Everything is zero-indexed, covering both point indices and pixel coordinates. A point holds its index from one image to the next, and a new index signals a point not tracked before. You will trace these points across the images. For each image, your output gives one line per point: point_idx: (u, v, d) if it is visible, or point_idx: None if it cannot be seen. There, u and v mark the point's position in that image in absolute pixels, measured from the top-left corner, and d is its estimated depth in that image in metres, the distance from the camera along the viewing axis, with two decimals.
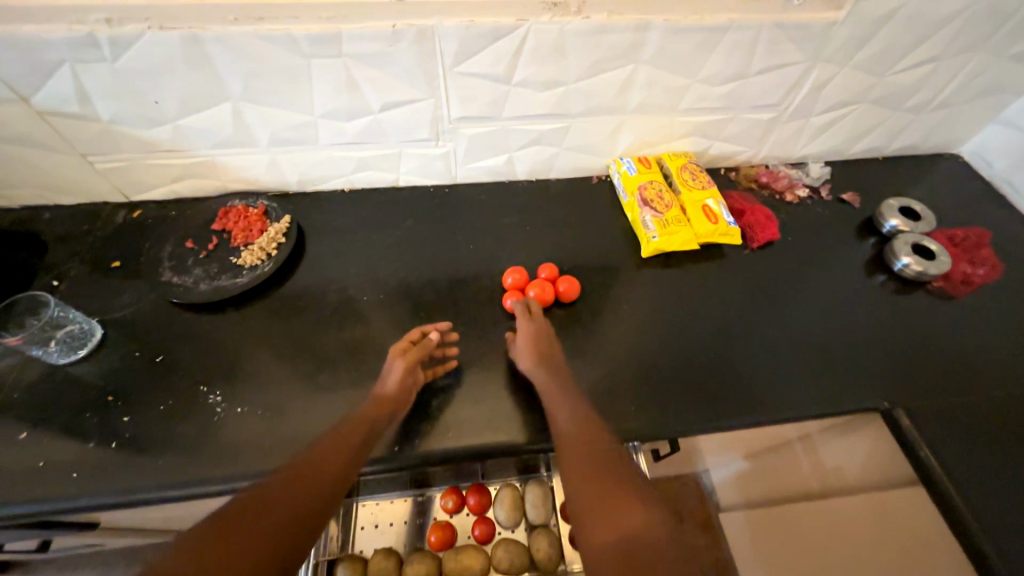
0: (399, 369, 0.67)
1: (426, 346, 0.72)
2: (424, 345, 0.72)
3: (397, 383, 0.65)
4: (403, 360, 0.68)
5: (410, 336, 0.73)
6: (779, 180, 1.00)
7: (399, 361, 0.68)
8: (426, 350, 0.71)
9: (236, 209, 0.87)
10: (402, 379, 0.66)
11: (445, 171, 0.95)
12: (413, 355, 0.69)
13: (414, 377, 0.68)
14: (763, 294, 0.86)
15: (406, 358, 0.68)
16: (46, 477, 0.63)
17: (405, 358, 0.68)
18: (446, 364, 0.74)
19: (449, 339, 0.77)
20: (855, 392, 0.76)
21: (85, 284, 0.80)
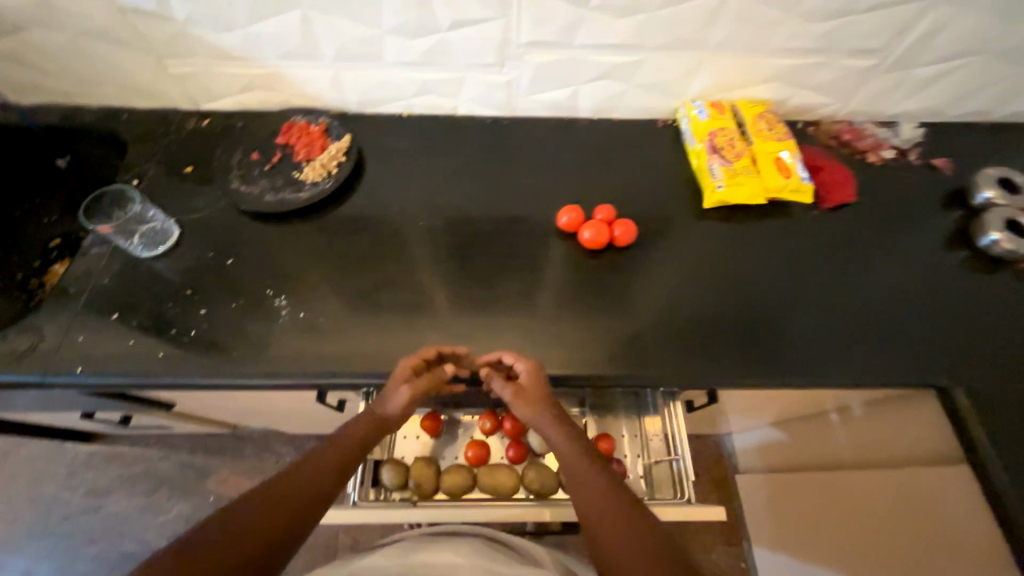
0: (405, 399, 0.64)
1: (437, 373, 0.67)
2: (438, 376, 0.66)
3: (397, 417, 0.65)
4: (407, 401, 0.64)
5: (424, 358, 0.66)
6: (863, 138, 0.93)
7: (405, 388, 0.64)
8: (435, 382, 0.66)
9: (298, 126, 0.88)
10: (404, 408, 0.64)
11: (505, 102, 0.92)
12: (422, 383, 0.65)
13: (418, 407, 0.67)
14: (828, 258, 0.82)
15: (413, 387, 0.64)
16: (136, 355, 0.70)
17: (412, 386, 0.64)
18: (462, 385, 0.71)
19: (465, 361, 0.69)
20: (912, 366, 0.73)
21: (160, 186, 0.84)
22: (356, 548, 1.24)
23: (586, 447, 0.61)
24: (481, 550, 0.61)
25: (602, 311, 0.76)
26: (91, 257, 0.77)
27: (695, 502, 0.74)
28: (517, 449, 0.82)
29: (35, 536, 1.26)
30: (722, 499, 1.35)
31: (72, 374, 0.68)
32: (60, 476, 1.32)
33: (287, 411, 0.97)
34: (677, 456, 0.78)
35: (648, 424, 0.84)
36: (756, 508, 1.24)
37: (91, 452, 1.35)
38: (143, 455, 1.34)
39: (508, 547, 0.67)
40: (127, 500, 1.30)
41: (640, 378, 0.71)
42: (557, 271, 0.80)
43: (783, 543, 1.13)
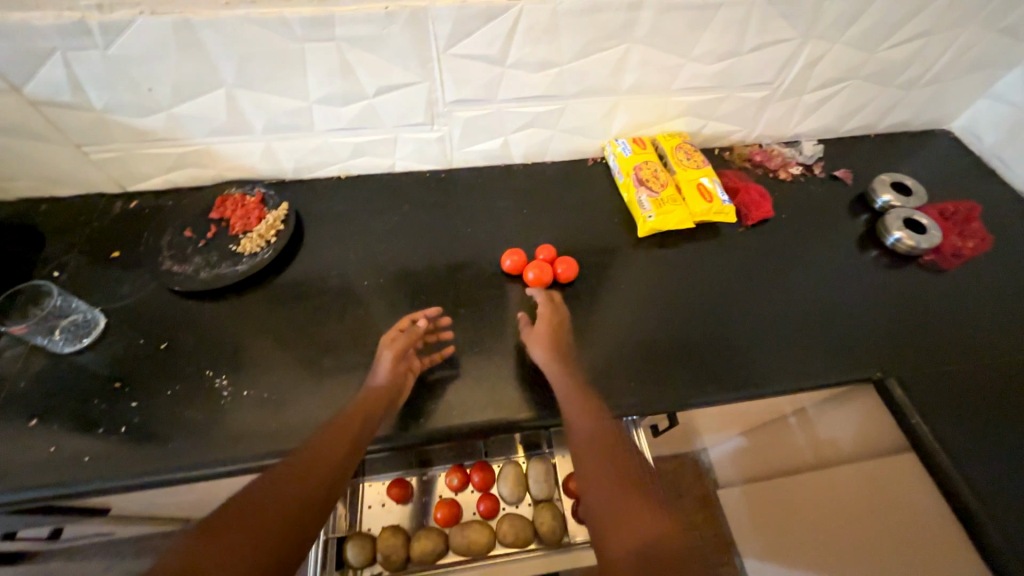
0: (388, 361, 0.69)
1: (413, 333, 0.74)
2: (413, 331, 0.74)
3: (389, 373, 0.68)
4: (391, 352, 0.70)
5: (399, 326, 0.75)
6: (773, 159, 1.01)
7: (386, 352, 0.70)
8: (412, 338, 0.73)
9: (233, 198, 0.88)
10: (390, 369, 0.68)
11: (441, 155, 0.95)
12: (400, 344, 0.72)
13: (405, 364, 0.70)
14: (758, 271, 0.87)
15: (393, 349, 0.71)
16: (59, 462, 0.64)
17: (392, 349, 0.71)
18: (444, 349, 0.76)
19: (438, 322, 0.79)
20: (849, 364, 0.77)
21: (85, 275, 0.80)
22: None
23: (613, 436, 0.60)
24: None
25: None
26: (5, 359, 0.71)
27: None
28: (488, 502, 0.79)
29: None
30: (708, 516, 1.34)
31: None
32: None
33: None
34: None
35: None
36: (741, 521, 1.24)
37: None
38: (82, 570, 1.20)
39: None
40: None
41: None
42: (507, 314, 0.81)
43: (770, 554, 1.13)
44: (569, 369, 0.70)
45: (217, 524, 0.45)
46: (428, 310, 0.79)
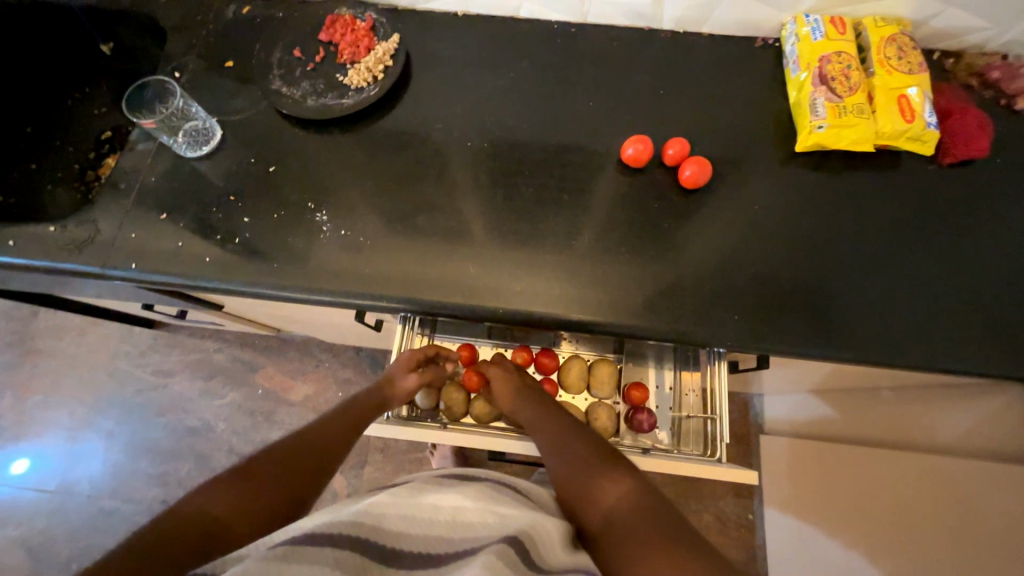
0: (413, 383, 0.73)
1: (436, 370, 0.76)
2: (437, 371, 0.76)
3: (410, 394, 0.73)
4: (419, 376, 0.73)
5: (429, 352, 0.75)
6: (1016, 79, 0.74)
7: (414, 375, 0.73)
8: (436, 375, 0.76)
9: (343, 20, 0.80)
10: (412, 391, 0.73)
11: (577, 3, 0.79)
12: (428, 373, 0.75)
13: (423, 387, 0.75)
14: (933, 224, 0.70)
15: (421, 375, 0.74)
16: (184, 257, 0.70)
17: (421, 376, 0.73)
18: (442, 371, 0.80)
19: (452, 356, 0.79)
20: (1006, 358, 0.65)
21: (202, 80, 0.80)
22: (385, 452, 1.35)
23: (546, 411, 0.71)
24: (487, 493, 0.61)
25: (657, 259, 0.70)
26: (138, 152, 0.76)
27: (724, 462, 0.73)
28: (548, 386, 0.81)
29: (114, 403, 1.43)
30: (741, 455, 1.35)
31: (127, 269, 0.70)
32: (130, 355, 1.47)
33: (327, 323, 1.00)
34: (712, 415, 0.75)
35: (685, 377, 0.81)
36: (775, 469, 1.23)
37: (155, 337, 1.48)
38: (199, 345, 1.47)
39: (520, 492, 0.66)
40: (188, 383, 1.44)
41: (690, 335, 0.67)
42: (612, 211, 0.73)
43: (799, 507, 1.14)
44: (509, 378, 0.75)
45: (235, 480, 0.54)
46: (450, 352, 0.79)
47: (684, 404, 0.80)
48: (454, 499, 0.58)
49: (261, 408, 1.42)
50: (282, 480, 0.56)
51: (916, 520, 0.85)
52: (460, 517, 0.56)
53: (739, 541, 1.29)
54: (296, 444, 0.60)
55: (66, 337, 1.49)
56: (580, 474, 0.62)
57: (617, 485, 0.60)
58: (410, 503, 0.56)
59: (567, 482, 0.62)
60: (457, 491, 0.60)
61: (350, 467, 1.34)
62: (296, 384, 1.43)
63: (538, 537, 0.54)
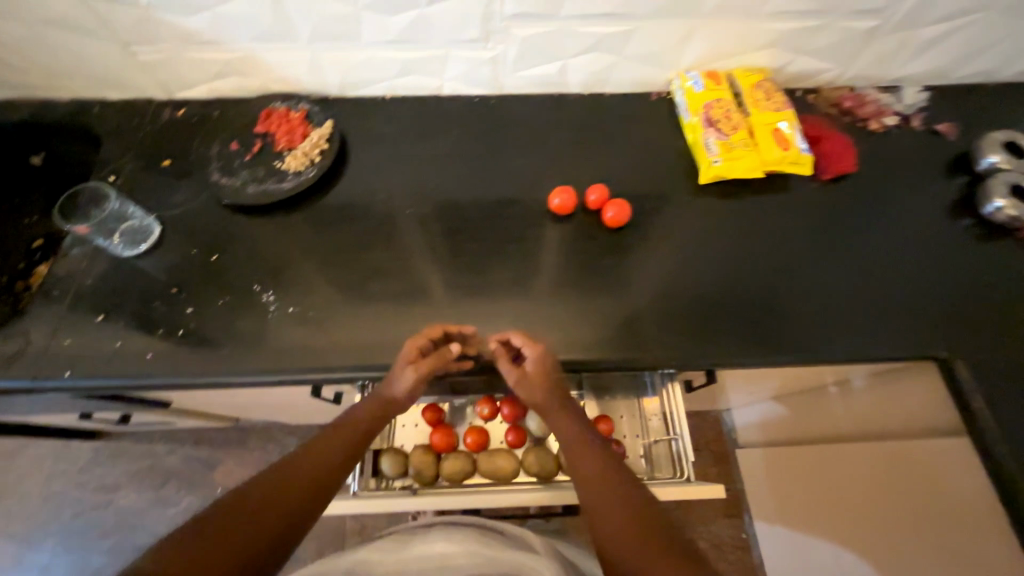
0: (410, 379, 0.64)
1: (443, 355, 0.67)
2: (442, 355, 0.66)
3: (408, 394, 0.64)
4: (415, 370, 0.64)
5: (432, 336, 0.67)
6: (865, 105, 0.89)
7: (410, 368, 0.64)
8: (442, 364, 0.66)
9: (278, 112, 0.85)
10: (411, 390, 0.64)
11: (492, 79, 0.88)
12: (428, 362, 0.65)
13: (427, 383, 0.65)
14: (828, 231, 0.80)
15: (418, 368, 0.64)
16: (125, 356, 0.69)
17: (417, 368, 0.64)
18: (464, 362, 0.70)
19: (474, 340, 0.70)
20: (913, 340, 0.72)
21: (139, 180, 0.82)
22: (363, 534, 1.27)
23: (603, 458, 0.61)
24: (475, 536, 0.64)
25: (597, 295, 0.75)
26: (73, 257, 0.75)
27: (695, 480, 0.75)
28: (516, 434, 0.81)
29: (49, 532, 1.28)
30: (722, 473, 1.36)
31: (61, 377, 0.67)
32: (68, 473, 1.34)
33: (286, 404, 0.97)
34: (675, 435, 0.78)
35: (646, 403, 0.84)
36: (756, 481, 1.25)
37: (97, 449, 1.36)
38: (148, 450, 1.36)
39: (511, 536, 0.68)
40: (136, 494, 1.32)
41: (639, 360, 0.71)
42: (550, 255, 0.78)
43: (784, 516, 1.15)
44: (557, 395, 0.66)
45: (202, 530, 0.47)
46: (466, 327, 0.69)
47: (649, 429, 0.83)
48: (442, 547, 0.62)
49: None
50: (259, 529, 0.49)
51: (888, 509, 0.87)
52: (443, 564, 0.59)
53: (738, 562, 1.28)
54: (283, 482, 0.54)
55: None
56: (598, 494, 0.57)
57: (623, 507, 0.55)
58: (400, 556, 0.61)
59: (606, 535, 0.53)
60: (447, 537, 0.64)
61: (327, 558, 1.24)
62: None
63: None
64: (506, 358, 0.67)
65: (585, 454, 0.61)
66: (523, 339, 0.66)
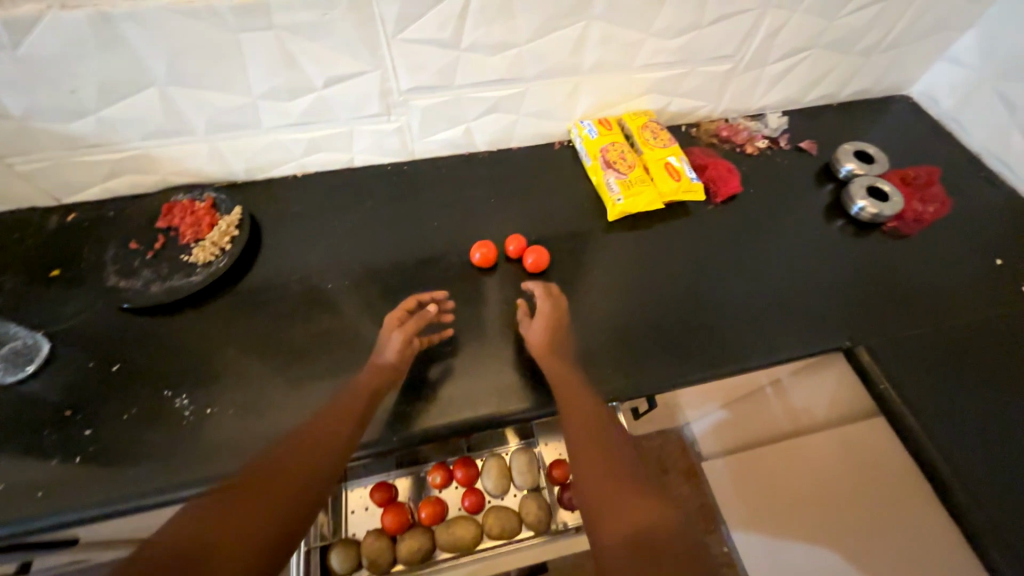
0: (397, 340, 0.69)
1: (425, 316, 0.74)
2: (422, 316, 0.73)
3: (397, 354, 0.68)
4: (401, 332, 0.70)
5: (407, 305, 0.75)
6: (739, 133, 1.01)
7: (396, 331, 0.70)
8: (423, 322, 0.72)
9: (181, 204, 0.82)
10: (400, 348, 0.68)
11: (402, 147, 0.91)
12: (410, 324, 0.71)
13: (413, 346, 0.70)
14: (728, 248, 0.87)
15: (403, 330, 0.70)
16: (7, 500, 0.60)
17: (402, 330, 0.70)
18: (443, 330, 0.75)
19: (447, 305, 0.78)
20: (819, 335, 0.79)
21: (23, 296, 0.75)
22: None
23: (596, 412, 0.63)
24: None
25: None
26: None
27: None
28: (473, 497, 0.78)
29: None
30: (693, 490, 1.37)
31: None
32: None
33: None
34: None
35: None
36: (725, 491, 1.27)
37: None
38: None
39: None
40: None
41: None
42: (479, 308, 0.79)
43: (755, 523, 1.17)
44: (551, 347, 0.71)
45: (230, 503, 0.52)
46: (435, 292, 0.79)
47: None
48: None
49: None
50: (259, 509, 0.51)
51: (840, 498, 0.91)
52: None
53: None
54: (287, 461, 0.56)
55: None
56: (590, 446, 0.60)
57: (646, 522, 0.52)
58: None
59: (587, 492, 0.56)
60: None
61: None
62: None
63: None
64: (523, 314, 0.76)
65: (600, 456, 0.59)
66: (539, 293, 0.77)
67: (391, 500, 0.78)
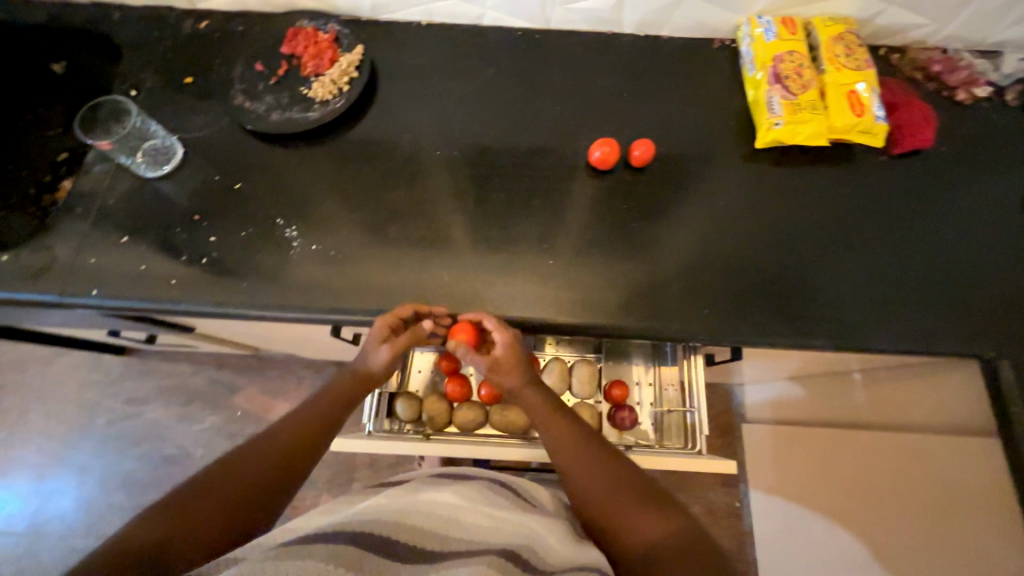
0: (385, 358, 0.65)
1: (414, 330, 0.66)
2: (416, 334, 0.65)
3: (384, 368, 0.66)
4: (389, 350, 0.65)
5: (401, 315, 0.64)
6: (956, 72, 0.79)
7: (384, 348, 0.65)
8: (415, 339, 0.66)
9: (305, 32, 0.79)
10: (386, 365, 0.66)
11: (538, 11, 0.80)
12: (400, 342, 0.65)
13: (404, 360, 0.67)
14: (888, 213, 0.74)
15: (392, 347, 0.65)
16: (149, 280, 0.68)
17: (391, 347, 0.65)
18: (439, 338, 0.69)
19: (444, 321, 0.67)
20: (961, 336, 0.68)
21: (161, 98, 0.78)
22: (373, 466, 1.33)
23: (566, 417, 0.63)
24: (481, 495, 0.62)
25: (629, 259, 0.72)
26: (95, 175, 0.74)
27: (704, 454, 0.75)
28: None
29: (85, 436, 1.38)
30: (726, 445, 1.38)
31: (88, 296, 0.67)
32: (100, 384, 1.41)
33: (305, 339, 0.98)
34: (691, 408, 0.76)
35: (664, 370, 0.83)
36: (760, 455, 1.26)
37: (125, 363, 1.43)
38: (173, 370, 1.42)
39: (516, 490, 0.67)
40: (164, 409, 1.40)
41: (666, 332, 0.68)
42: (582, 213, 0.74)
43: (783, 491, 1.17)
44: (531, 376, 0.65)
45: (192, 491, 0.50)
46: (437, 306, 0.66)
47: (665, 398, 0.82)
48: (448, 498, 0.59)
49: (242, 429, 1.38)
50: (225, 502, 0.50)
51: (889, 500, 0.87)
52: (459, 514, 0.57)
53: (729, 529, 1.32)
54: (248, 455, 0.55)
55: (32, 369, 1.42)
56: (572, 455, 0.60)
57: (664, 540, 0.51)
58: (410, 502, 0.58)
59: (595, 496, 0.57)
60: (451, 491, 0.61)
61: (338, 484, 1.32)
62: (278, 403, 1.40)
63: (535, 543, 0.55)
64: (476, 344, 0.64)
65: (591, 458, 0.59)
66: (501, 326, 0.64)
67: (455, 371, 0.83)
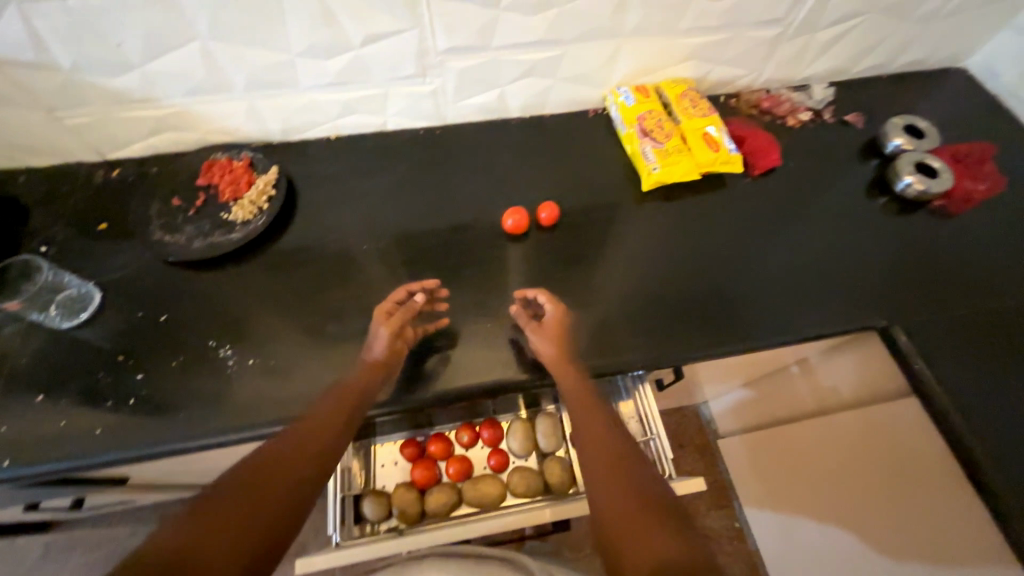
0: (385, 334, 0.66)
1: (409, 306, 0.71)
2: (410, 307, 0.71)
3: (387, 347, 0.65)
4: (388, 326, 0.67)
5: (396, 296, 0.72)
6: (781, 105, 0.97)
7: (383, 326, 0.67)
8: (409, 313, 0.70)
9: (219, 163, 0.83)
10: (389, 344, 0.65)
11: (435, 111, 0.91)
12: (397, 319, 0.68)
13: (404, 336, 0.68)
14: (766, 222, 0.86)
15: (391, 324, 0.67)
16: (72, 435, 0.64)
17: (389, 323, 0.67)
18: (438, 322, 0.74)
19: (437, 295, 0.76)
20: (855, 312, 0.77)
21: (74, 248, 0.78)
22: None
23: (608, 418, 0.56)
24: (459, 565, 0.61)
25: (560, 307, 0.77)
26: (4, 336, 0.71)
27: (676, 476, 0.78)
28: (498, 457, 0.83)
29: None
30: (708, 466, 1.39)
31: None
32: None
33: None
34: (653, 435, 0.80)
35: (622, 409, 0.85)
36: (742, 470, 1.27)
37: (47, 543, 1.24)
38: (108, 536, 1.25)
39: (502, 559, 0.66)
40: None
41: (609, 366, 0.71)
42: (509, 275, 0.80)
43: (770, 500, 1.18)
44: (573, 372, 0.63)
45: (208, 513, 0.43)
46: (424, 282, 0.75)
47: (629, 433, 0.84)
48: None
49: None
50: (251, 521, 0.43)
51: (861, 484, 0.91)
52: None
53: (735, 553, 1.29)
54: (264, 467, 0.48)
55: None
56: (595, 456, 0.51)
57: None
58: None
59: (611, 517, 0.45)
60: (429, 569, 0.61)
61: None
62: None
63: None
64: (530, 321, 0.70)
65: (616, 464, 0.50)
66: (546, 297, 0.71)
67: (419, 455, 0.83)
